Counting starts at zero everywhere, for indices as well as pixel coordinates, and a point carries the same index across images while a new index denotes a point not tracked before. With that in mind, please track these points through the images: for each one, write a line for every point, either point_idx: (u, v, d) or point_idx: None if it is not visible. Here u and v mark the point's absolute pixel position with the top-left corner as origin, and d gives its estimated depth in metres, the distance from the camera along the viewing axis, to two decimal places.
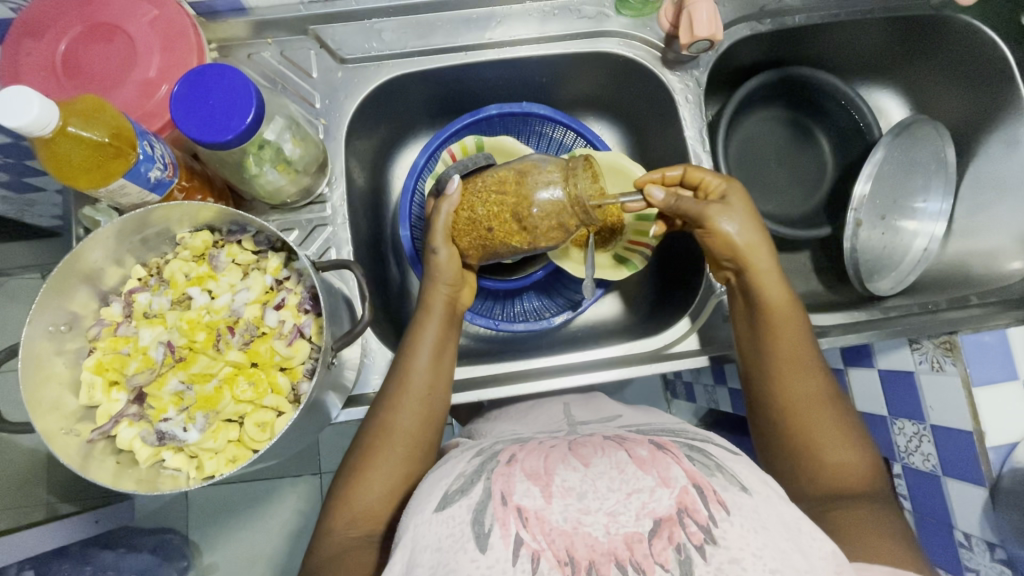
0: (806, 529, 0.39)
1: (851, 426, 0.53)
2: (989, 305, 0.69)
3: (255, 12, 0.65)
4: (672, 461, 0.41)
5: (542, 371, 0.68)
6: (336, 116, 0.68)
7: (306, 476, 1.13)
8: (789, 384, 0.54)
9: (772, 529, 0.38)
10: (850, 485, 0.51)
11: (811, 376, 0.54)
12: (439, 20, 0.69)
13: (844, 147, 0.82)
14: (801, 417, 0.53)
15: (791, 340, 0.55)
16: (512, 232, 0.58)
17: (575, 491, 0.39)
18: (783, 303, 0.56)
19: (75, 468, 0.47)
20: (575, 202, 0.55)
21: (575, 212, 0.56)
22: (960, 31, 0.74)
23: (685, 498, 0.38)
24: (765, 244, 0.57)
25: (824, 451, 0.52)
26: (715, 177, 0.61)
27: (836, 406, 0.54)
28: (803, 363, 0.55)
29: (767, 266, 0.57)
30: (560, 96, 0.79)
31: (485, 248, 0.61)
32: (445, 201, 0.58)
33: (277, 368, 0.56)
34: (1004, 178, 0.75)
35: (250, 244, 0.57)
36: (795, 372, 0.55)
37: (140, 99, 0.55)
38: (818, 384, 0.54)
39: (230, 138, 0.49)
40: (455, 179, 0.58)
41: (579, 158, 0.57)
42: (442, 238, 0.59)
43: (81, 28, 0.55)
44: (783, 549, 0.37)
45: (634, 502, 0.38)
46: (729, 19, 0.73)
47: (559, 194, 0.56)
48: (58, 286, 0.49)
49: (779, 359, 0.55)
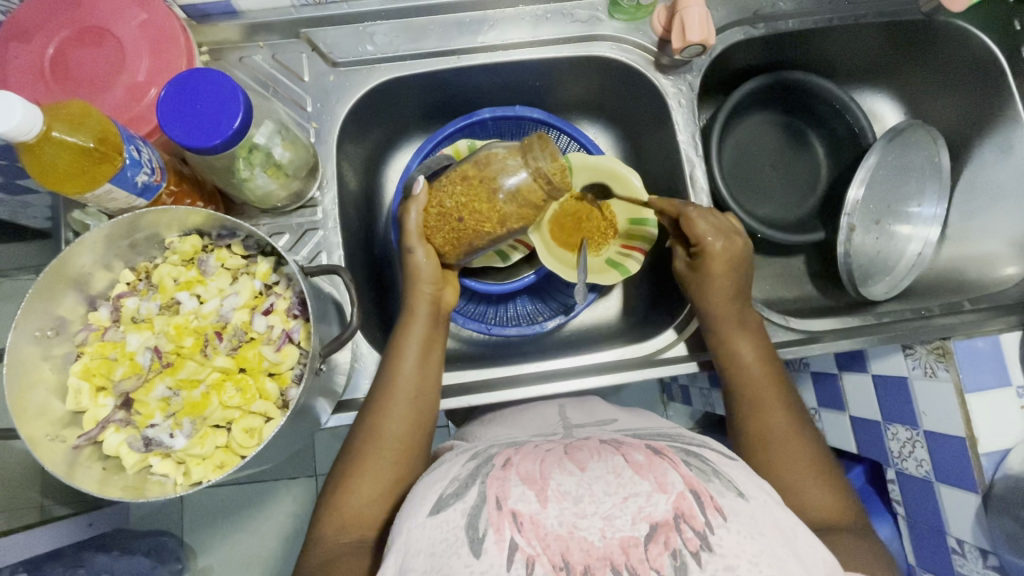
0: (801, 535, 0.39)
1: (819, 459, 0.53)
2: (981, 311, 0.69)
3: (247, 15, 0.65)
4: (669, 467, 0.40)
5: (535, 376, 0.68)
6: (328, 119, 0.68)
7: (301, 479, 1.12)
8: (756, 419, 0.55)
9: (767, 535, 0.38)
10: (826, 506, 0.51)
11: (779, 410, 0.55)
12: (432, 23, 0.69)
13: (839, 152, 0.82)
14: (769, 448, 0.54)
15: (755, 381, 0.57)
16: (481, 219, 0.58)
17: (571, 494, 0.39)
18: (750, 349, 0.59)
19: (59, 474, 0.47)
20: (537, 176, 0.55)
21: (539, 186, 0.55)
22: (953, 36, 0.74)
23: (682, 504, 0.38)
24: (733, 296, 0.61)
25: (796, 473, 0.52)
26: (706, 226, 0.60)
27: (806, 437, 0.54)
28: (768, 399, 0.56)
29: (733, 314, 0.60)
30: (554, 100, 0.79)
31: (461, 243, 0.60)
32: (414, 202, 0.59)
33: (266, 374, 0.55)
34: (997, 183, 0.75)
35: (239, 248, 0.57)
36: (759, 409, 0.56)
37: (128, 103, 0.55)
38: (785, 418, 0.55)
39: (217, 143, 0.49)
40: (420, 179, 0.60)
41: (531, 136, 0.55)
42: (417, 236, 0.59)
43: (69, 31, 0.54)
44: (779, 555, 0.37)
45: (630, 507, 0.38)
46: (722, 23, 0.73)
47: (523, 174, 0.55)
48: (45, 292, 0.49)
49: (746, 398, 0.57)
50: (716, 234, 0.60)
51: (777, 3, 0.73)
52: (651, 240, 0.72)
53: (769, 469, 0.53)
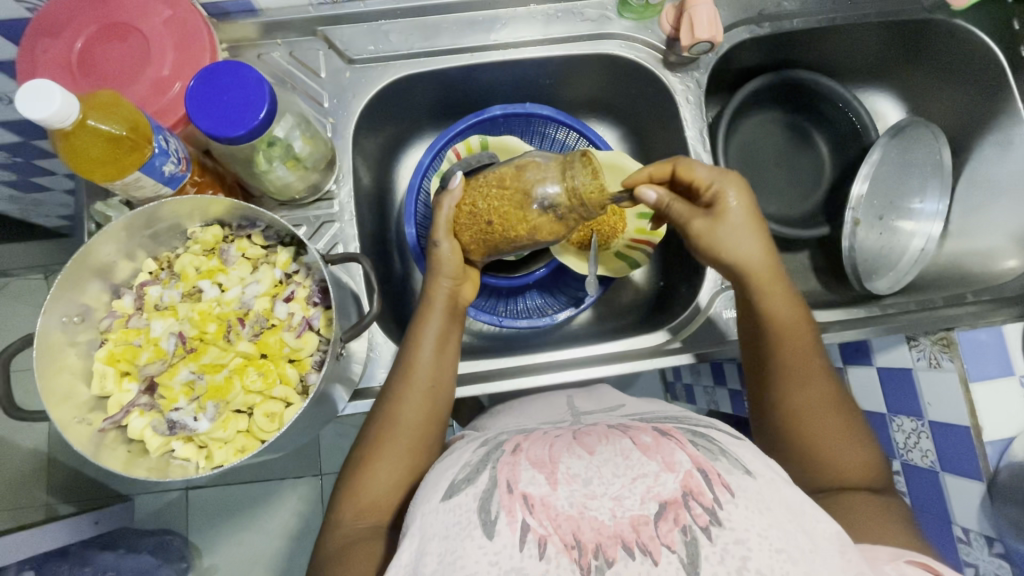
0: (809, 511, 0.39)
1: (852, 426, 0.54)
2: (984, 303, 0.70)
3: (265, 13, 0.66)
4: (677, 447, 0.41)
5: (545, 366, 0.69)
6: (343, 114, 0.69)
7: (307, 478, 1.13)
8: (792, 392, 0.54)
9: (775, 510, 0.38)
10: (850, 478, 0.52)
11: (818, 382, 0.54)
12: (445, 22, 0.71)
13: (842, 150, 0.84)
14: (800, 420, 0.53)
15: (799, 348, 0.55)
16: (511, 227, 0.59)
17: (581, 477, 0.40)
18: (787, 309, 0.56)
19: (88, 455, 0.48)
20: (571, 194, 0.55)
21: (573, 204, 0.56)
22: (953, 35, 0.76)
23: (690, 482, 0.39)
24: (761, 252, 0.56)
25: (826, 449, 0.52)
26: (709, 172, 0.57)
27: (835, 407, 0.54)
28: (808, 371, 0.55)
29: (766, 274, 0.56)
30: (563, 98, 0.81)
31: (485, 245, 0.61)
32: (448, 196, 0.60)
33: (286, 361, 0.56)
34: (997, 179, 0.77)
35: (260, 238, 0.58)
36: (794, 382, 0.54)
37: (153, 96, 0.56)
38: (824, 391, 0.54)
39: (242, 133, 0.50)
40: (459, 175, 0.61)
41: (573, 152, 0.56)
42: (445, 231, 0.60)
43: (97, 27, 0.56)
44: (788, 529, 0.37)
45: (639, 487, 0.39)
46: (728, 23, 0.75)
47: (557, 189, 0.56)
48: (72, 279, 0.51)
49: (785, 368, 0.55)
50: (722, 177, 0.56)
51: (782, 3, 0.75)
52: (659, 234, 0.72)
53: (797, 441, 0.53)
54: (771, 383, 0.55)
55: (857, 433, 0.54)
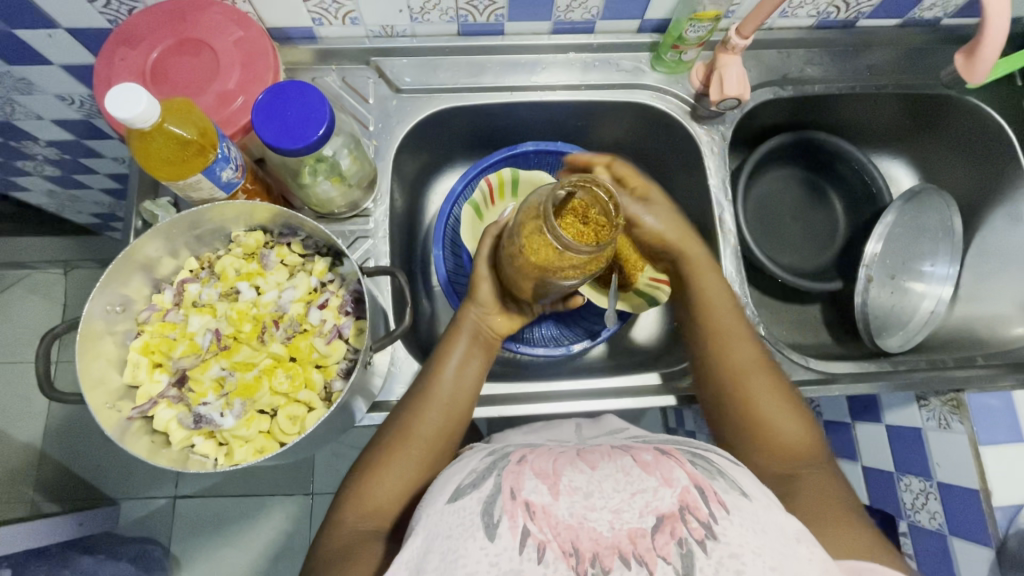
0: (805, 540, 0.38)
1: (785, 392, 0.57)
2: (995, 367, 0.71)
3: (324, 41, 0.71)
4: (676, 465, 0.40)
5: (558, 395, 0.70)
6: (387, 138, 0.74)
7: (297, 496, 1.12)
8: (727, 356, 0.58)
9: (770, 533, 0.37)
10: (790, 446, 0.54)
11: (747, 342, 0.59)
12: (489, 62, 0.76)
13: (857, 209, 0.87)
14: (740, 378, 0.57)
15: (727, 323, 0.60)
16: (522, 264, 0.55)
17: (582, 490, 0.38)
18: (715, 291, 0.61)
19: (115, 438, 0.49)
20: (558, 247, 0.50)
21: (557, 253, 0.50)
22: (965, 111, 0.80)
23: (686, 497, 0.38)
24: (687, 236, 0.64)
25: (766, 413, 0.55)
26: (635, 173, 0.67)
27: (769, 374, 0.57)
28: (734, 333, 0.59)
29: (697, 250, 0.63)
30: (593, 139, 0.85)
31: (515, 281, 0.59)
32: (492, 226, 0.64)
33: (314, 365, 0.59)
34: (1008, 249, 0.79)
35: (299, 247, 0.61)
36: (723, 348, 0.58)
37: (217, 106, 0.60)
38: (750, 353, 0.58)
39: (302, 146, 0.54)
40: (508, 212, 0.67)
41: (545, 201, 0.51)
42: (486, 259, 0.62)
43: (173, 41, 0.60)
44: (781, 551, 0.36)
45: (638, 501, 0.37)
46: (754, 82, 0.79)
47: (547, 241, 0.51)
48: (119, 272, 0.53)
49: (712, 335, 0.60)
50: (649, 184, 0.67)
51: (805, 69, 0.80)
52: None
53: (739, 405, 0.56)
54: (708, 351, 0.59)
55: (792, 399, 0.57)
